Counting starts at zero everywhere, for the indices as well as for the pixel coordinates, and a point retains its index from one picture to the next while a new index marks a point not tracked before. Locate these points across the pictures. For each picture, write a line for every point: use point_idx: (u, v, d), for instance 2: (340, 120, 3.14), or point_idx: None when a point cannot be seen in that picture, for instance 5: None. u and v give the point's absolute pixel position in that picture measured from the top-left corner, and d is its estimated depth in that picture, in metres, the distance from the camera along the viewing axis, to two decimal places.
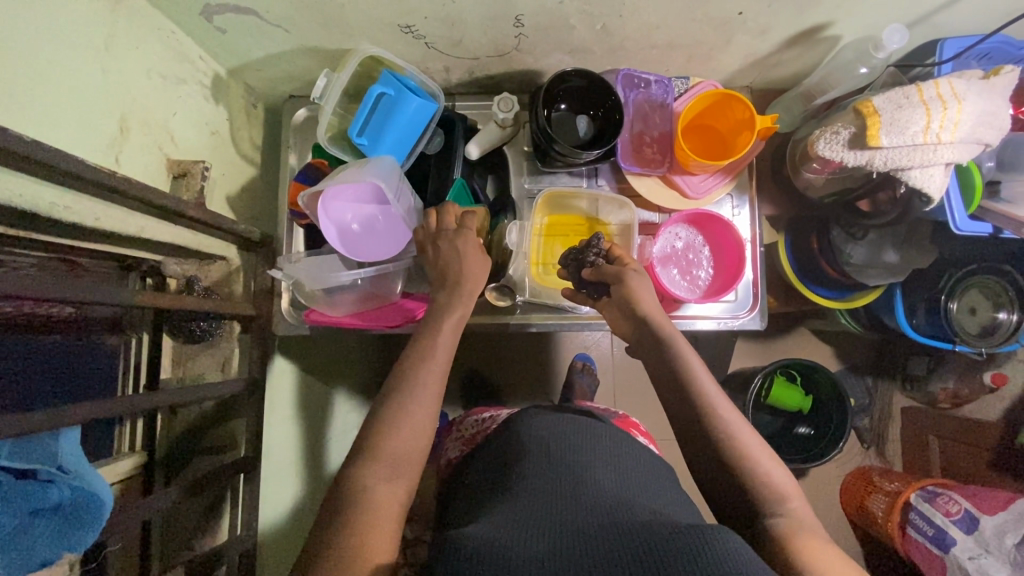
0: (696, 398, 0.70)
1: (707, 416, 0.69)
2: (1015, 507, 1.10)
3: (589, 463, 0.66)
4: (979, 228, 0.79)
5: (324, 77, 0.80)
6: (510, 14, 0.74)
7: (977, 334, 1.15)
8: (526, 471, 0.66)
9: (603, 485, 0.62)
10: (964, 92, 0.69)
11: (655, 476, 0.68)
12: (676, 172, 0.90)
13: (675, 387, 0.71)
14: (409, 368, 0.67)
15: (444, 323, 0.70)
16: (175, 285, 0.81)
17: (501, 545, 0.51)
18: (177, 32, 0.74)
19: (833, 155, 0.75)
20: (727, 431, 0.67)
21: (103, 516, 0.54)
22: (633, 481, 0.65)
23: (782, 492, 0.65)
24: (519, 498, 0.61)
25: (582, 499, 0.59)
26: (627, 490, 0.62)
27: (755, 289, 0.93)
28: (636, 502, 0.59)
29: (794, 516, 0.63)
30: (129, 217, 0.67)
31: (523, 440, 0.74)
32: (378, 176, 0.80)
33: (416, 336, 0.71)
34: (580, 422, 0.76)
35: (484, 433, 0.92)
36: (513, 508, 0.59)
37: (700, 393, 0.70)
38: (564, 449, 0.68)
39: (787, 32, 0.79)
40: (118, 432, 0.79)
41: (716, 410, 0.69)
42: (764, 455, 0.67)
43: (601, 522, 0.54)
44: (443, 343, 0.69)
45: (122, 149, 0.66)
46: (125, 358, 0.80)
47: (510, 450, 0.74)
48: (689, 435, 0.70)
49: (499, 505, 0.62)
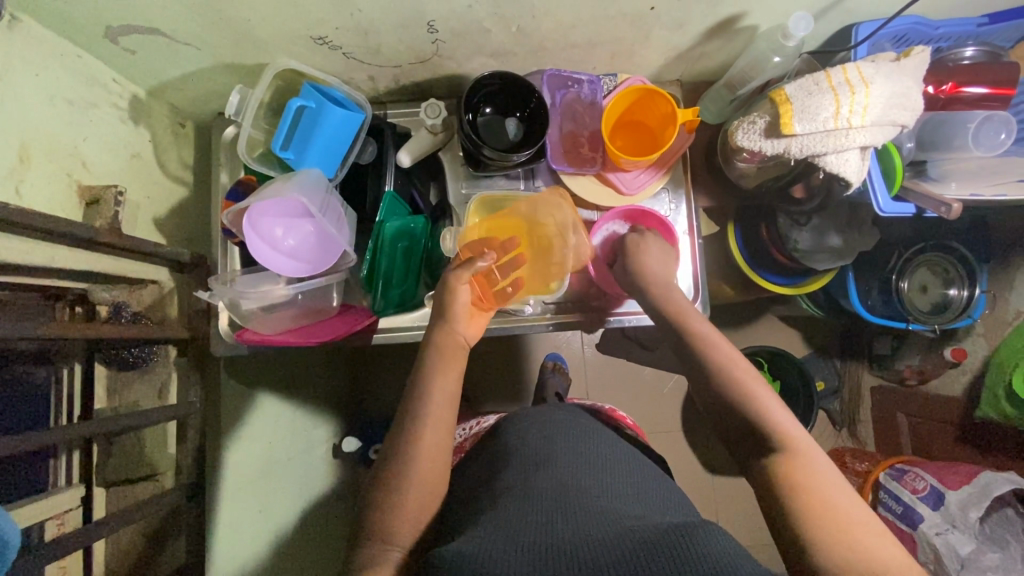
0: (705, 361, 0.70)
1: (726, 388, 0.67)
2: (978, 480, 1.10)
3: (572, 466, 0.65)
4: (902, 209, 0.79)
5: (238, 93, 0.80)
6: (421, 21, 0.74)
7: (930, 312, 1.15)
8: (506, 478, 0.65)
9: (587, 488, 0.61)
10: (872, 75, 0.69)
11: (636, 475, 0.68)
12: (609, 170, 0.91)
13: (685, 348, 0.73)
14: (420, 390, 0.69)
15: (441, 365, 0.71)
16: (105, 312, 0.79)
17: (480, 550, 0.50)
18: (84, 55, 0.73)
19: (753, 144, 0.75)
20: (729, 385, 0.67)
21: (11, 553, 0.53)
22: (614, 479, 0.65)
23: (790, 442, 0.62)
24: (501, 503, 0.60)
25: (562, 505, 0.58)
26: (603, 489, 0.62)
27: (696, 280, 0.92)
28: (606, 500, 0.59)
29: (798, 455, 0.60)
30: (36, 248, 0.66)
31: (504, 446, 0.73)
32: (302, 192, 0.79)
33: (418, 372, 0.71)
34: (576, 425, 0.76)
35: (472, 439, 0.91)
36: (495, 513, 0.58)
37: (708, 356, 0.70)
38: (550, 453, 0.67)
39: (703, 24, 0.80)
40: (53, 466, 0.77)
41: (719, 368, 0.69)
42: (779, 410, 0.65)
43: (579, 527, 0.54)
44: (433, 352, 0.72)
45: (25, 179, 0.64)
46: (58, 389, 0.78)
47: (494, 457, 0.72)
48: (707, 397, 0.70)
49: (475, 518, 0.60)
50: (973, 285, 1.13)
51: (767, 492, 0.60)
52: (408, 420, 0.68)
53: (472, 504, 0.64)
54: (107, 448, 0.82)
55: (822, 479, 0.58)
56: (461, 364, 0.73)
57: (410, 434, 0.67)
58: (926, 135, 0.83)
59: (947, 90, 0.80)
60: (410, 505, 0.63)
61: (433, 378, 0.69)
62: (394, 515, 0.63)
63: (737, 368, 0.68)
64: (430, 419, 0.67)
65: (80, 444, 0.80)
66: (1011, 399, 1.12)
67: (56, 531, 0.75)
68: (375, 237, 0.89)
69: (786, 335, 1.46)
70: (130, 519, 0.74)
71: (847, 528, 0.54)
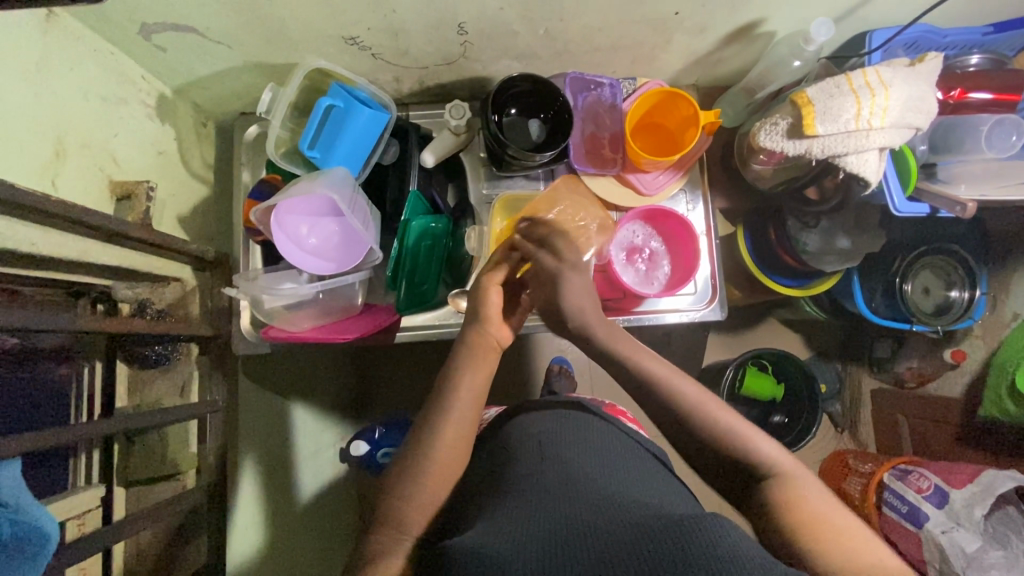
0: (671, 399, 0.66)
1: (701, 412, 0.64)
2: (981, 479, 1.12)
3: (577, 460, 0.64)
4: (916, 209, 0.82)
5: (269, 92, 0.81)
6: (453, 22, 0.75)
7: (932, 313, 1.18)
8: (512, 479, 0.63)
9: (594, 481, 0.60)
10: (890, 79, 0.72)
11: (640, 466, 0.67)
12: (629, 171, 0.93)
13: (644, 390, 0.68)
14: (444, 388, 0.70)
15: (469, 364, 0.71)
16: (127, 309, 0.78)
17: (483, 561, 0.49)
18: (115, 52, 0.74)
19: (774, 145, 0.78)
20: (704, 415, 0.64)
21: (50, 546, 0.53)
22: (620, 472, 0.64)
23: (777, 465, 0.61)
24: (505, 503, 0.59)
25: (571, 498, 0.57)
26: (610, 482, 0.61)
27: (714, 281, 0.94)
28: (614, 492, 0.58)
29: (788, 478, 0.59)
30: (71, 241, 0.66)
31: (512, 441, 0.72)
32: (331, 188, 0.79)
33: (447, 372, 0.71)
34: (576, 418, 0.75)
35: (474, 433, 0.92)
36: (501, 510, 0.57)
37: (669, 392, 0.66)
38: (554, 446, 0.67)
39: (723, 30, 0.82)
40: (73, 465, 0.76)
41: (686, 402, 0.65)
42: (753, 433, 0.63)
43: (589, 520, 0.53)
44: (466, 350, 0.72)
45: (59, 173, 0.64)
46: (78, 387, 0.76)
47: (503, 449, 0.71)
48: (667, 427, 0.67)
49: (484, 509, 0.60)
50: (975, 287, 1.17)
51: (755, 516, 0.59)
52: (430, 411, 0.69)
53: (479, 491, 0.65)
54: (127, 447, 0.81)
55: (818, 502, 0.57)
56: (493, 361, 0.73)
57: (435, 426, 0.67)
58: (938, 139, 0.86)
59: (955, 96, 0.83)
60: (429, 493, 0.64)
61: (465, 373, 0.70)
62: (411, 502, 0.63)
63: (709, 402, 0.65)
64: (455, 410, 0.68)
65: (101, 443, 0.78)
66: (1013, 398, 1.14)
67: (77, 532, 0.73)
68: (401, 237, 0.89)
69: (790, 338, 1.48)
70: (153, 518, 0.73)
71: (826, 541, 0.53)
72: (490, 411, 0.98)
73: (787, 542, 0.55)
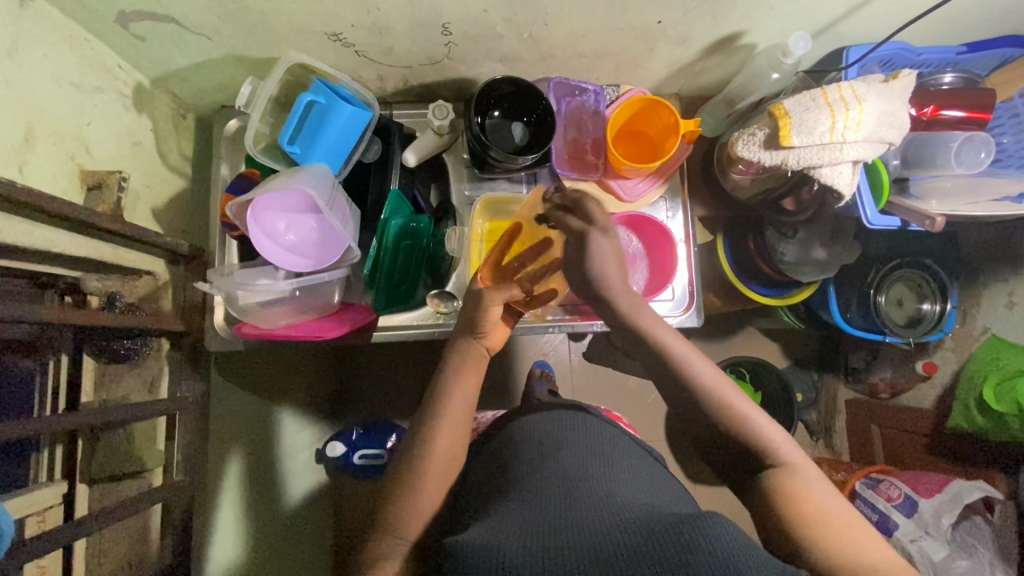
0: (686, 380, 0.64)
1: (713, 394, 0.62)
2: (950, 488, 1.13)
3: (579, 462, 0.64)
4: (888, 222, 0.84)
5: (248, 85, 0.80)
6: (437, 22, 0.75)
7: (905, 325, 1.20)
8: (518, 476, 0.63)
9: (596, 484, 0.60)
10: (865, 94, 0.74)
11: (643, 468, 0.67)
12: (610, 177, 0.93)
13: (665, 373, 0.66)
14: (441, 394, 0.69)
15: (463, 370, 0.71)
16: (96, 302, 0.76)
17: (490, 552, 0.48)
18: (92, 39, 0.72)
19: (752, 155, 0.79)
20: (723, 401, 0.62)
21: None
22: (622, 474, 0.63)
23: (785, 457, 0.59)
24: (507, 502, 0.59)
25: (571, 501, 0.56)
26: (612, 484, 0.60)
27: (692, 288, 0.94)
28: (615, 494, 0.58)
29: (798, 474, 0.58)
30: (37, 230, 0.64)
31: (517, 439, 0.72)
32: (309, 185, 0.79)
33: (439, 379, 0.71)
34: (581, 420, 0.74)
35: (472, 433, 0.90)
36: (504, 507, 0.58)
37: (689, 373, 0.64)
38: (559, 446, 0.67)
39: (705, 40, 0.84)
40: (35, 460, 0.73)
41: (704, 383, 0.63)
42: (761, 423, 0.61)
43: (591, 521, 0.53)
44: (454, 357, 0.72)
45: (28, 159, 0.63)
46: (43, 380, 0.74)
47: (506, 448, 0.71)
48: (682, 409, 0.65)
49: (483, 511, 0.59)
50: (946, 300, 1.18)
51: (755, 504, 0.58)
52: (424, 412, 0.68)
53: (485, 492, 0.64)
54: (93, 443, 0.78)
55: (824, 498, 0.55)
56: (481, 368, 0.73)
57: (427, 427, 0.67)
58: (911, 153, 0.88)
59: (929, 113, 0.85)
60: (423, 497, 0.63)
61: (455, 381, 0.70)
62: (408, 504, 0.62)
63: (724, 387, 0.63)
64: (444, 413, 0.67)
65: (65, 437, 0.76)
66: (980, 409, 1.16)
67: (36, 529, 0.71)
68: (380, 238, 0.88)
69: (768, 347, 1.49)
70: (116, 515, 0.71)
71: (824, 525, 0.53)
72: (485, 414, 0.97)
73: (785, 529, 0.54)
